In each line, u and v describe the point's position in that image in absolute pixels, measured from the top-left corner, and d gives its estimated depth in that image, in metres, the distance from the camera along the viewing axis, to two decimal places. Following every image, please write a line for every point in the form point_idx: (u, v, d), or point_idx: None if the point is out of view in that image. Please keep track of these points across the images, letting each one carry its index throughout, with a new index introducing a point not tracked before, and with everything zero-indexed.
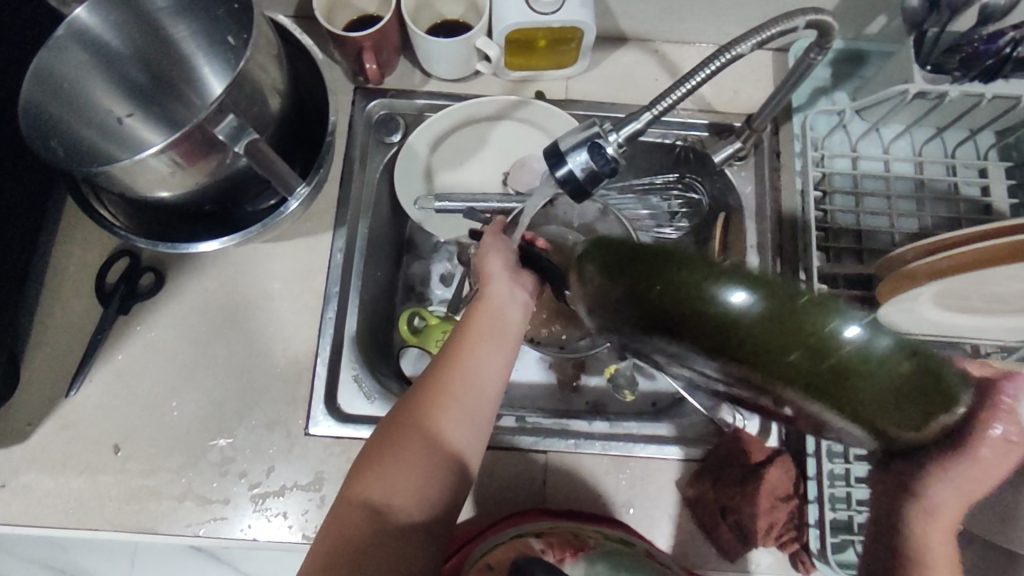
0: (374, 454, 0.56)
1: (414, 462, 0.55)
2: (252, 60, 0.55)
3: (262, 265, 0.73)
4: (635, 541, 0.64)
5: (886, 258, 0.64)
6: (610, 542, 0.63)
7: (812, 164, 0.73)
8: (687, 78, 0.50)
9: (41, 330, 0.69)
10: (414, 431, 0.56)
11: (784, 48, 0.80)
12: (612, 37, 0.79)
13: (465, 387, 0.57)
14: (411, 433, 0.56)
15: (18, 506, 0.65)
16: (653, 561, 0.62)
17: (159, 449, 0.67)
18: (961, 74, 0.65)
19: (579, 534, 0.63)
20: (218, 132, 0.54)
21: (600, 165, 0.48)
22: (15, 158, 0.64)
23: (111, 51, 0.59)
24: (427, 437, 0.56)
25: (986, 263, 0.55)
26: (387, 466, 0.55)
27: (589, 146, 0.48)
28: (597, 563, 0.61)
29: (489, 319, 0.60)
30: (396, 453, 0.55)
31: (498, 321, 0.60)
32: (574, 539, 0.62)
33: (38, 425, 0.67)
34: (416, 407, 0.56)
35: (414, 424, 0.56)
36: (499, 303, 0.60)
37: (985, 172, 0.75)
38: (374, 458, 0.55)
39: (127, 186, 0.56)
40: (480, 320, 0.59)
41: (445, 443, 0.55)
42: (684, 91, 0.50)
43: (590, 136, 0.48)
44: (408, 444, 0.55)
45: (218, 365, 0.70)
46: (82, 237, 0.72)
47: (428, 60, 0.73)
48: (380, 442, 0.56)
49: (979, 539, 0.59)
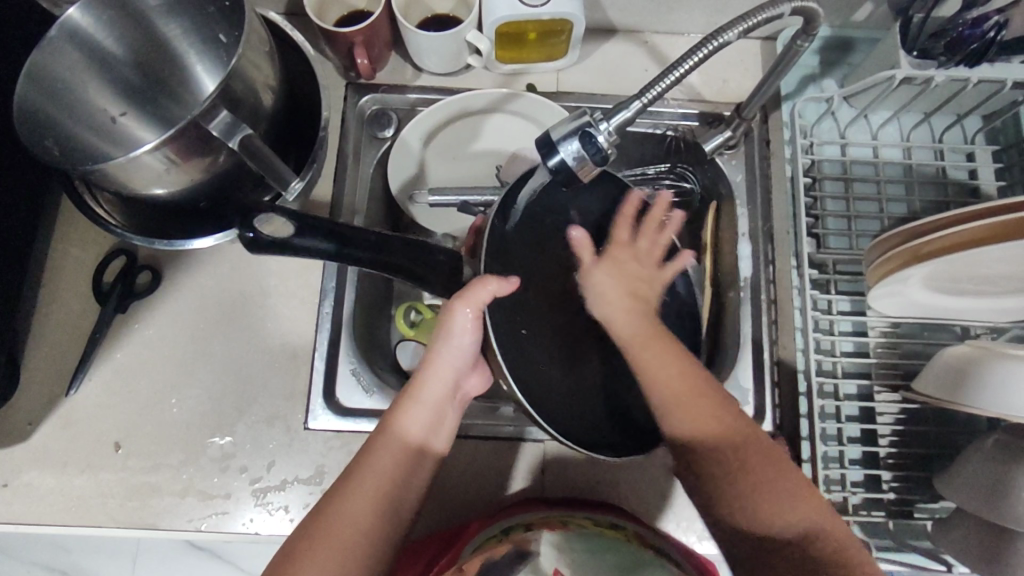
0: (310, 545, 0.51)
1: (354, 544, 0.52)
2: (244, 56, 0.55)
3: (258, 262, 0.74)
4: (626, 524, 0.65)
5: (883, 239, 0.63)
6: (599, 527, 0.64)
7: (801, 151, 0.74)
8: (675, 66, 0.51)
9: (39, 330, 0.70)
10: (340, 524, 0.52)
11: (772, 37, 0.81)
12: (601, 29, 0.80)
13: (394, 479, 0.55)
14: (350, 515, 0.53)
15: (20, 504, 0.65)
16: (641, 544, 0.63)
17: (159, 446, 0.68)
18: (947, 59, 0.66)
19: (566, 519, 0.65)
20: (212, 128, 0.54)
21: (591, 154, 0.49)
22: (9, 159, 0.65)
23: (102, 50, 0.60)
24: (371, 514, 0.53)
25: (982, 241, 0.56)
26: (330, 545, 0.51)
27: (580, 135, 0.48)
28: (576, 543, 0.63)
29: (431, 390, 0.58)
30: (334, 535, 0.52)
31: (438, 384, 0.58)
32: (558, 522, 0.64)
33: (38, 425, 0.68)
34: (339, 500, 0.53)
35: (357, 501, 0.53)
36: (442, 369, 0.58)
37: (972, 156, 0.76)
38: (311, 545, 0.51)
39: (123, 184, 0.56)
40: (414, 411, 0.58)
41: (374, 537, 0.53)
42: (673, 80, 0.51)
43: (581, 125, 0.48)
44: (350, 525, 0.52)
45: (216, 361, 0.71)
46: (78, 237, 0.72)
47: (419, 54, 0.73)
48: (314, 526, 0.52)
49: (973, 516, 0.60)
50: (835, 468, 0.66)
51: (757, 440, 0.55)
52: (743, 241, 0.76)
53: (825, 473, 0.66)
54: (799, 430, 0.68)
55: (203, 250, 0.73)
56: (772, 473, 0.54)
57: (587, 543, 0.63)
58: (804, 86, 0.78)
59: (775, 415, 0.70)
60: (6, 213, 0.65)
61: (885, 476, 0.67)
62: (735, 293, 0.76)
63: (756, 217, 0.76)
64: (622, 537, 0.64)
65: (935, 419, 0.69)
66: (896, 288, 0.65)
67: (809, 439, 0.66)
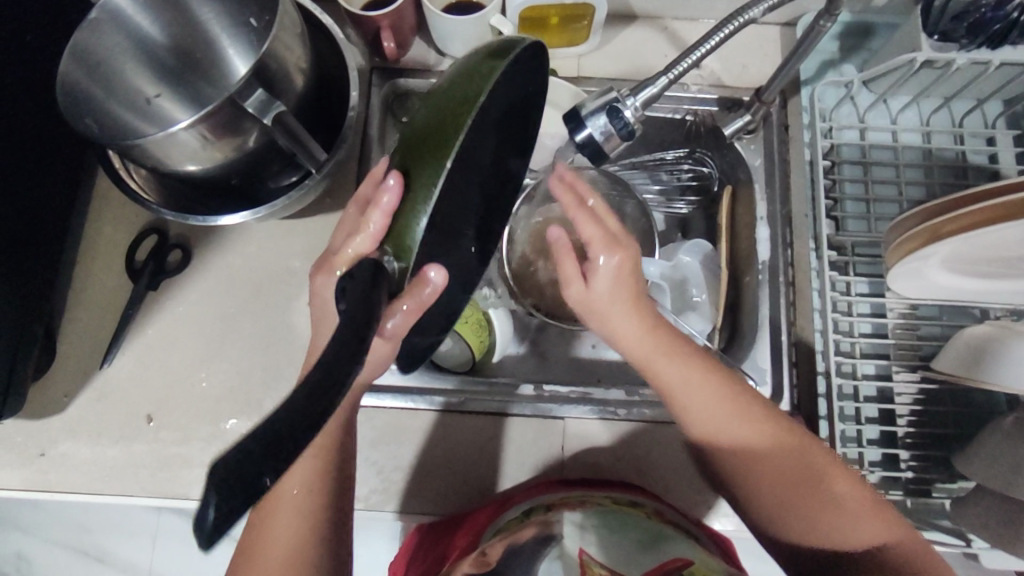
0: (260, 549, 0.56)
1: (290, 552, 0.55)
2: (278, 37, 0.57)
3: (283, 241, 0.75)
4: (644, 502, 0.66)
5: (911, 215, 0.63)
6: (617, 504, 0.66)
7: (821, 135, 0.75)
8: (702, 43, 0.52)
9: (74, 305, 0.72)
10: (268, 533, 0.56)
11: (792, 23, 0.81)
12: (622, 15, 0.81)
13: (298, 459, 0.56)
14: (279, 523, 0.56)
15: (57, 473, 0.68)
16: (660, 519, 0.65)
17: (190, 418, 0.70)
18: (969, 41, 0.67)
19: (584, 497, 0.66)
20: (248, 104, 0.56)
21: (618, 128, 0.50)
22: (50, 138, 0.67)
23: (141, 32, 0.62)
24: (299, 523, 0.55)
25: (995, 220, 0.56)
26: (271, 544, 0.55)
27: (608, 110, 0.50)
28: (593, 517, 0.64)
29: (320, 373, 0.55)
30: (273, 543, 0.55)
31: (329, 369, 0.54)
32: (575, 501, 0.66)
33: (74, 396, 0.70)
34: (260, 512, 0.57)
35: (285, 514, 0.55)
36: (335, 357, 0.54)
37: (993, 140, 0.76)
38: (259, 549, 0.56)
39: (158, 160, 0.58)
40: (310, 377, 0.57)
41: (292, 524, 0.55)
42: (700, 57, 0.52)
43: (609, 101, 0.50)
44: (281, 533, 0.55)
45: (244, 337, 0.73)
46: (113, 216, 0.74)
47: (443, 39, 0.75)
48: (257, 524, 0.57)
49: (993, 494, 0.61)
50: (853, 446, 0.67)
51: (711, 389, 0.58)
52: (761, 224, 0.77)
53: (844, 451, 0.67)
54: (817, 409, 0.69)
55: (232, 229, 0.75)
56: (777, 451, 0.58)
57: (607, 520, 0.65)
58: (822, 72, 0.79)
59: (792, 395, 0.71)
60: (46, 191, 0.67)
61: (903, 455, 0.67)
62: (752, 276, 0.77)
63: (774, 200, 0.77)
64: (641, 514, 0.65)
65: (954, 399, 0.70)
66: (915, 270, 0.65)
67: (827, 418, 0.67)
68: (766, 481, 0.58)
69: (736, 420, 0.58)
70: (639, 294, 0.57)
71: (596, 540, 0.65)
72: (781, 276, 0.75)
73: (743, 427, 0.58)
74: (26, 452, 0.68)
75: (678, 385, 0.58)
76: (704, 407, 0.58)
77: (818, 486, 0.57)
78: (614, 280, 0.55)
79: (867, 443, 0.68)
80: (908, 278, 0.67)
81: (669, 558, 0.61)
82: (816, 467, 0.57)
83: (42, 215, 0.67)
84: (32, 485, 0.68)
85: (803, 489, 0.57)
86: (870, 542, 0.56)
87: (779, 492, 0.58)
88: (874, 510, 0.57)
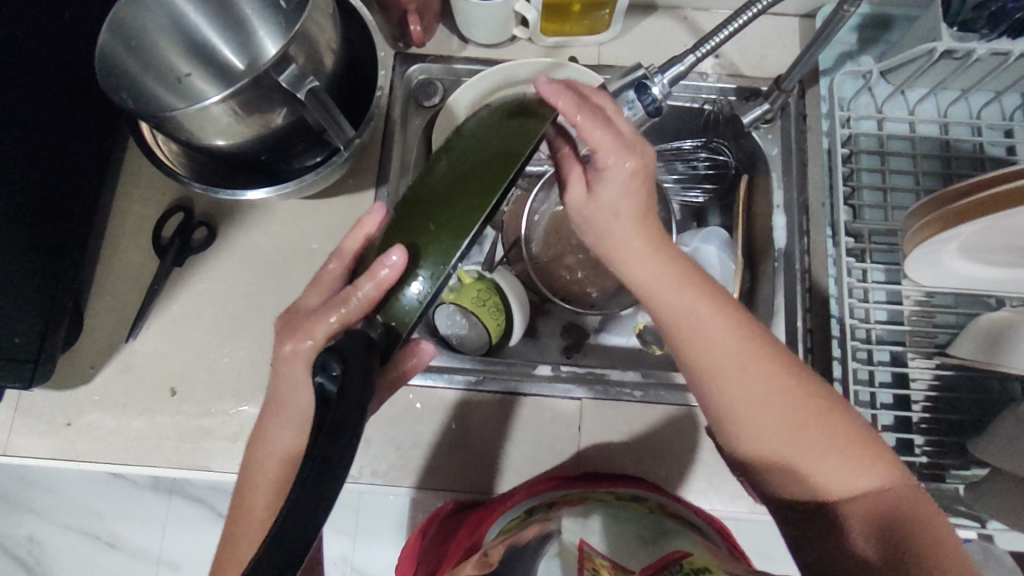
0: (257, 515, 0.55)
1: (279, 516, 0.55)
2: (311, 16, 0.58)
3: (306, 221, 0.77)
4: (647, 496, 0.66)
5: (926, 202, 0.64)
6: (620, 499, 0.66)
7: (839, 124, 0.76)
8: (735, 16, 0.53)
9: (102, 280, 0.73)
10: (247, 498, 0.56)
11: (811, 15, 0.82)
12: (643, 5, 0.82)
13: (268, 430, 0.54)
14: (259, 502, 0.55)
15: (83, 443, 0.69)
16: (665, 513, 0.65)
17: (212, 392, 0.71)
18: (988, 32, 0.68)
19: (587, 495, 0.67)
20: (280, 80, 0.57)
21: (647, 104, 0.52)
22: (83, 114, 0.68)
23: (178, 11, 0.63)
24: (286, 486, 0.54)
25: (1006, 204, 0.57)
26: (262, 478, 0.55)
27: (636, 87, 0.52)
28: (594, 515, 0.64)
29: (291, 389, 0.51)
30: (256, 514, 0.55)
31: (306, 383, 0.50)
32: (577, 498, 0.67)
33: (100, 368, 0.71)
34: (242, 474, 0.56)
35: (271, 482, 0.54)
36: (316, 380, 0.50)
37: (1010, 133, 0.77)
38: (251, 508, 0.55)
39: (190, 133, 0.60)
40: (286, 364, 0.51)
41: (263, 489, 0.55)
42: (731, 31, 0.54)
43: (637, 79, 0.52)
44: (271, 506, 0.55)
45: (266, 314, 0.74)
46: (140, 193, 0.76)
47: (468, 25, 0.76)
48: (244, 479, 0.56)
49: (1010, 478, 0.61)
50: None
51: (714, 318, 0.52)
52: (778, 212, 0.77)
53: None
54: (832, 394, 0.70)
55: (255, 209, 0.76)
56: (783, 404, 0.52)
57: (611, 516, 0.64)
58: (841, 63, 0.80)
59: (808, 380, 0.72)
60: (79, 166, 0.68)
61: (918, 440, 0.68)
62: (769, 263, 0.77)
63: (791, 189, 0.78)
64: (644, 509, 0.65)
65: (970, 387, 0.70)
66: (931, 257, 0.66)
67: None
68: (765, 436, 0.53)
69: (747, 366, 0.52)
70: (648, 206, 0.52)
71: (600, 530, 0.64)
72: (797, 263, 0.76)
73: (746, 370, 0.52)
74: (53, 422, 0.70)
75: (687, 317, 0.52)
76: (711, 338, 0.52)
77: (814, 442, 0.52)
78: (619, 192, 0.50)
79: (883, 428, 0.68)
80: (927, 266, 0.67)
81: (671, 551, 0.58)
82: (811, 417, 0.53)
83: (75, 190, 0.68)
84: (59, 454, 0.69)
85: (799, 437, 0.52)
86: (857, 501, 0.52)
87: (773, 439, 0.53)
88: (866, 472, 0.52)
